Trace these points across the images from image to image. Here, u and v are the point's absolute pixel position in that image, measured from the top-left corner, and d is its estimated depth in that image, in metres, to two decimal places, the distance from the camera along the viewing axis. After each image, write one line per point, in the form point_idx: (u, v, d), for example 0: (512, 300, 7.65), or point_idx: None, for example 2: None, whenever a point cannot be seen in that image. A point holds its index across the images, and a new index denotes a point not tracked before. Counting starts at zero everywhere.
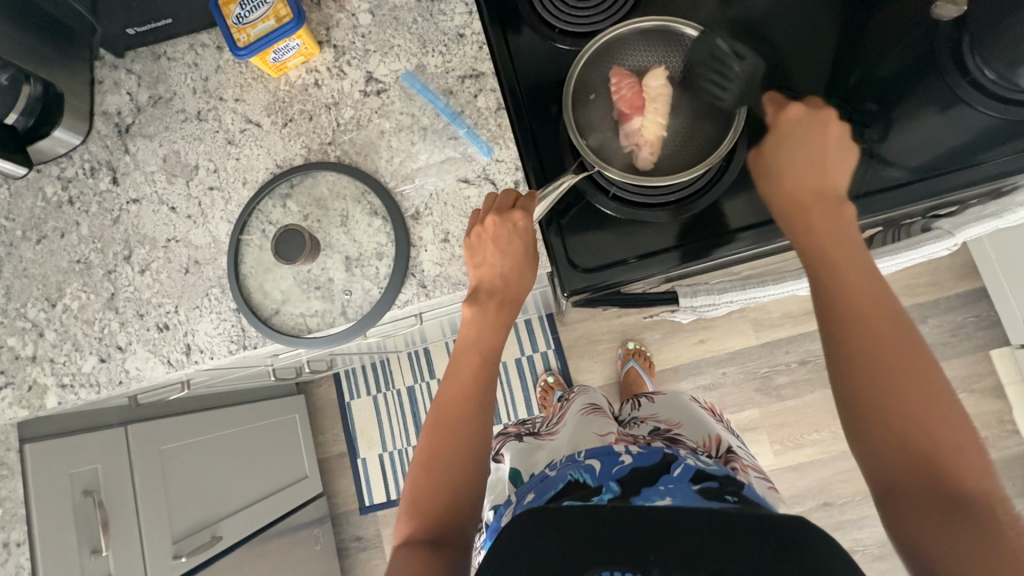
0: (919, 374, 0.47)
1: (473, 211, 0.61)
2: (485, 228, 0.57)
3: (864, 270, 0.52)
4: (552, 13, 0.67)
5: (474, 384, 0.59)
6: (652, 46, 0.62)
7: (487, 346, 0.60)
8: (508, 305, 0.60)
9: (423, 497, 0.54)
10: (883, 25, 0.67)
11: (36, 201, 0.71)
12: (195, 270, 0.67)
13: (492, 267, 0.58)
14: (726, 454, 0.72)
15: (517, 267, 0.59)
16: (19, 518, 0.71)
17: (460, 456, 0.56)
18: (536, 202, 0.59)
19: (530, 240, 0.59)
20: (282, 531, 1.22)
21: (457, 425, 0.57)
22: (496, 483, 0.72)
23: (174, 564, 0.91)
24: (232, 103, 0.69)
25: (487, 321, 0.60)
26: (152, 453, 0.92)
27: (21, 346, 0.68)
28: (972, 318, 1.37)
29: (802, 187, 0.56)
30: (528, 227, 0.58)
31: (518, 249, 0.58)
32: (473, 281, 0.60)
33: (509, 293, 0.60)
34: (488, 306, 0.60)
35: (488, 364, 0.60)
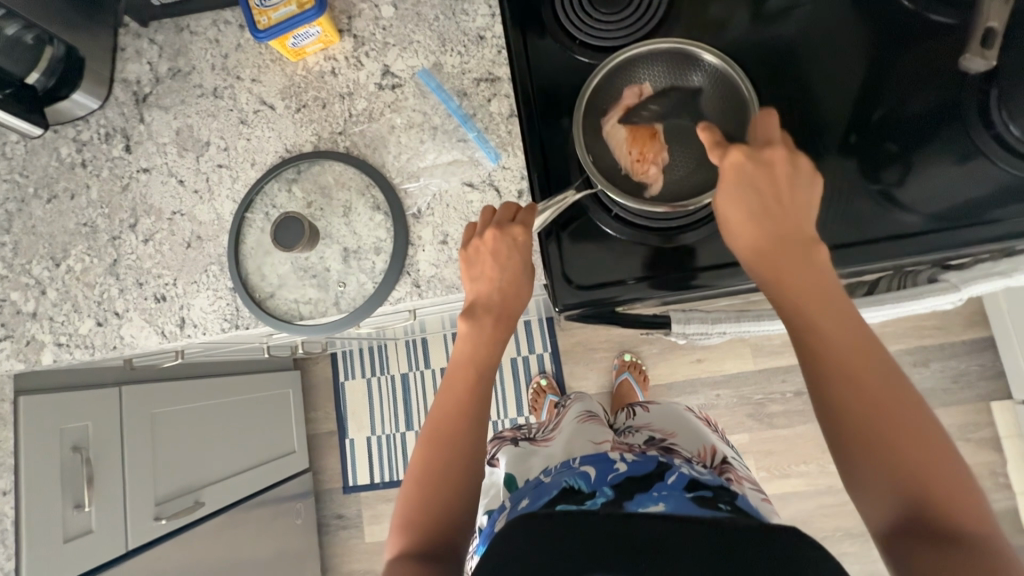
0: (896, 400, 0.45)
1: (470, 222, 0.61)
2: (484, 243, 0.57)
3: (847, 321, 0.48)
4: (575, 24, 0.65)
5: (469, 399, 0.59)
6: (670, 67, 0.60)
7: (482, 361, 0.60)
8: (504, 319, 0.60)
9: (418, 509, 0.55)
10: (914, 66, 0.65)
11: (50, 160, 0.72)
12: (197, 245, 0.67)
13: (491, 282, 0.59)
14: (721, 466, 0.74)
15: (514, 281, 0.59)
16: (6, 467, 0.72)
17: (454, 470, 0.56)
18: (535, 215, 0.59)
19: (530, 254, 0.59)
20: (264, 502, 1.24)
21: (453, 437, 0.57)
22: (491, 486, 0.76)
23: (154, 526, 0.93)
24: (249, 83, 0.70)
25: (483, 337, 0.59)
26: (144, 414, 0.94)
27: (23, 302, 0.70)
28: (976, 367, 1.35)
29: (769, 239, 0.51)
30: (527, 242, 0.58)
31: (517, 264, 0.59)
32: (471, 296, 0.60)
33: (507, 307, 0.60)
34: (485, 322, 0.59)
35: (483, 379, 0.60)
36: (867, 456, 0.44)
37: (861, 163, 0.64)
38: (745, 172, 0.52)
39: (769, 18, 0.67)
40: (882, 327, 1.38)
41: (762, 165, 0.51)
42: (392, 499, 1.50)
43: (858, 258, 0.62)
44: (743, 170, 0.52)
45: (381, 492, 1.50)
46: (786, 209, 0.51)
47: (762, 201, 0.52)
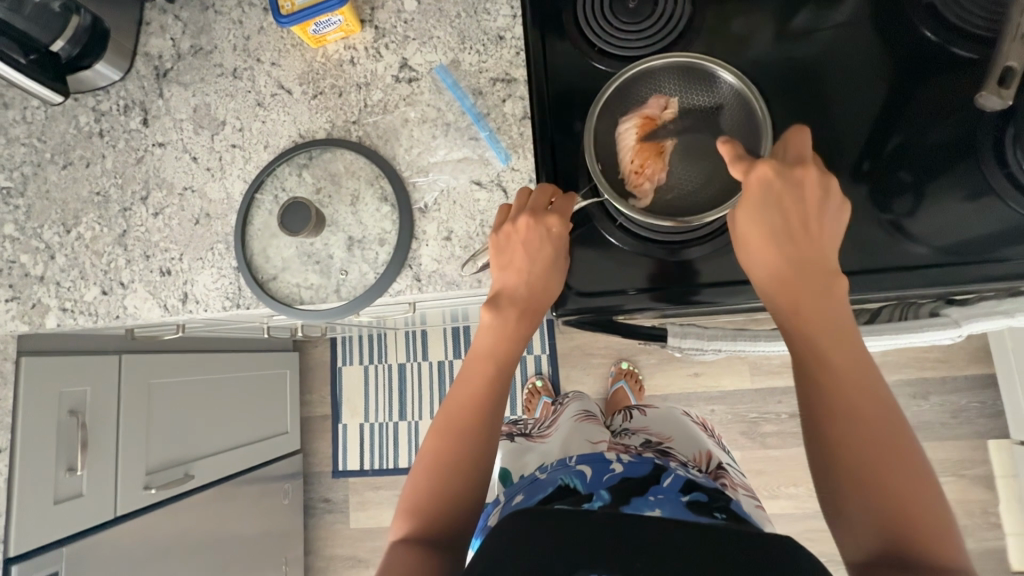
0: (884, 428, 0.45)
1: (504, 204, 0.61)
2: (517, 229, 0.57)
3: (853, 349, 0.48)
4: (595, 31, 0.65)
5: (488, 393, 0.59)
6: (688, 83, 0.60)
7: (503, 354, 0.59)
8: (529, 314, 0.59)
9: (428, 497, 0.55)
10: (931, 98, 0.64)
11: (68, 128, 0.73)
12: (205, 223, 0.68)
13: (518, 274, 0.58)
14: (715, 471, 0.76)
15: (544, 274, 0.59)
16: (5, 425, 0.73)
17: (467, 464, 0.56)
18: (570, 205, 0.59)
19: (561, 248, 0.59)
20: (253, 479, 1.26)
21: (468, 431, 0.57)
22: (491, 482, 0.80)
23: (143, 495, 0.95)
24: (268, 66, 0.70)
25: (507, 331, 0.59)
26: (142, 384, 0.95)
27: (32, 265, 0.71)
28: (976, 404, 1.34)
29: (788, 260, 0.50)
30: (559, 235, 0.58)
31: (547, 256, 0.59)
32: (497, 288, 0.59)
33: (532, 303, 0.59)
34: (509, 314, 0.59)
35: (501, 375, 0.60)
36: (847, 470, 0.45)
37: (870, 191, 0.63)
38: (770, 189, 0.50)
39: (787, 38, 0.67)
40: (884, 356, 1.38)
41: (790, 184, 0.50)
42: (380, 487, 1.51)
43: (858, 287, 0.62)
44: (769, 187, 0.50)
45: (370, 479, 1.52)
46: (808, 231, 0.50)
47: (785, 221, 0.51)
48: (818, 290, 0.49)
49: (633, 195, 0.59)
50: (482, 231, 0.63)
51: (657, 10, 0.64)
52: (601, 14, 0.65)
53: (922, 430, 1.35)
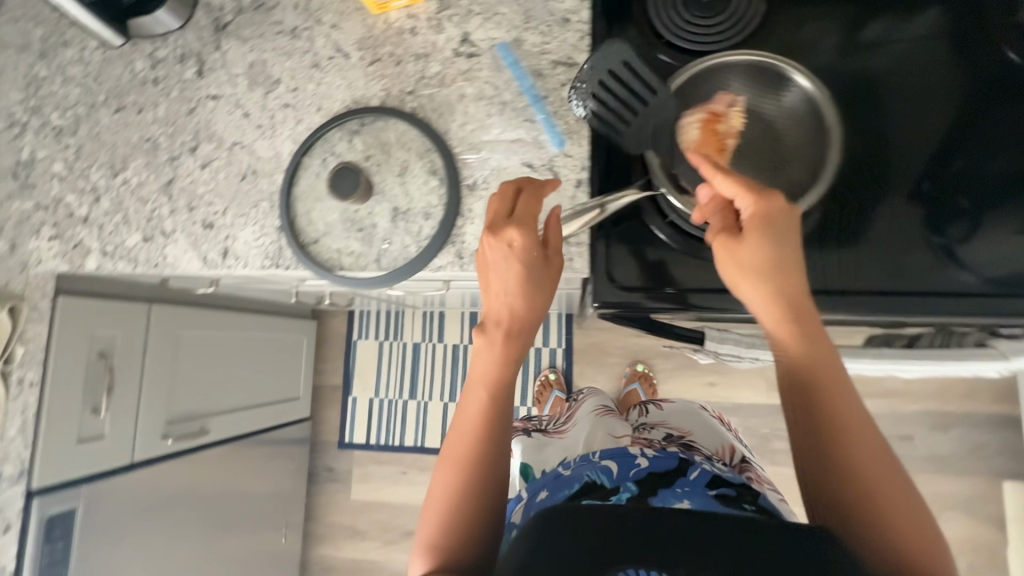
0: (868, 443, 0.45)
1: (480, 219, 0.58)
2: (482, 252, 0.54)
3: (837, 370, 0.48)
4: (664, 23, 0.64)
5: (485, 423, 0.52)
6: (759, 81, 0.58)
7: (499, 380, 0.53)
8: (516, 336, 0.54)
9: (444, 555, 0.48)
10: (1002, 125, 0.62)
11: (123, 72, 0.73)
12: (251, 180, 0.68)
13: (498, 295, 0.54)
14: (740, 465, 0.76)
15: (525, 291, 0.54)
16: (37, 361, 0.75)
17: (484, 504, 0.50)
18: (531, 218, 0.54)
19: (534, 262, 0.54)
20: (263, 441, 1.27)
21: (472, 467, 0.51)
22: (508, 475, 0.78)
23: (161, 444, 0.96)
24: (328, 28, 0.70)
25: (497, 353, 0.53)
26: (169, 334, 0.96)
27: (77, 205, 0.72)
28: (995, 442, 1.32)
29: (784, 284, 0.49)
30: (528, 247, 0.53)
31: (519, 272, 0.53)
32: (487, 311, 0.55)
33: (522, 320, 0.54)
34: (496, 337, 0.54)
35: (500, 396, 0.53)
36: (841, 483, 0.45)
37: (929, 213, 0.62)
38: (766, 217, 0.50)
39: (855, 47, 0.66)
40: (906, 385, 1.35)
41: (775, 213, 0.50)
42: (384, 462, 1.52)
43: (910, 308, 0.60)
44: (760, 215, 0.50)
45: (375, 454, 1.53)
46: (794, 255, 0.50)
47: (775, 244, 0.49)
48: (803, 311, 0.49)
49: (688, 194, 0.58)
50: None
51: (730, 8, 0.63)
52: (672, 6, 0.63)
53: (936, 462, 1.33)
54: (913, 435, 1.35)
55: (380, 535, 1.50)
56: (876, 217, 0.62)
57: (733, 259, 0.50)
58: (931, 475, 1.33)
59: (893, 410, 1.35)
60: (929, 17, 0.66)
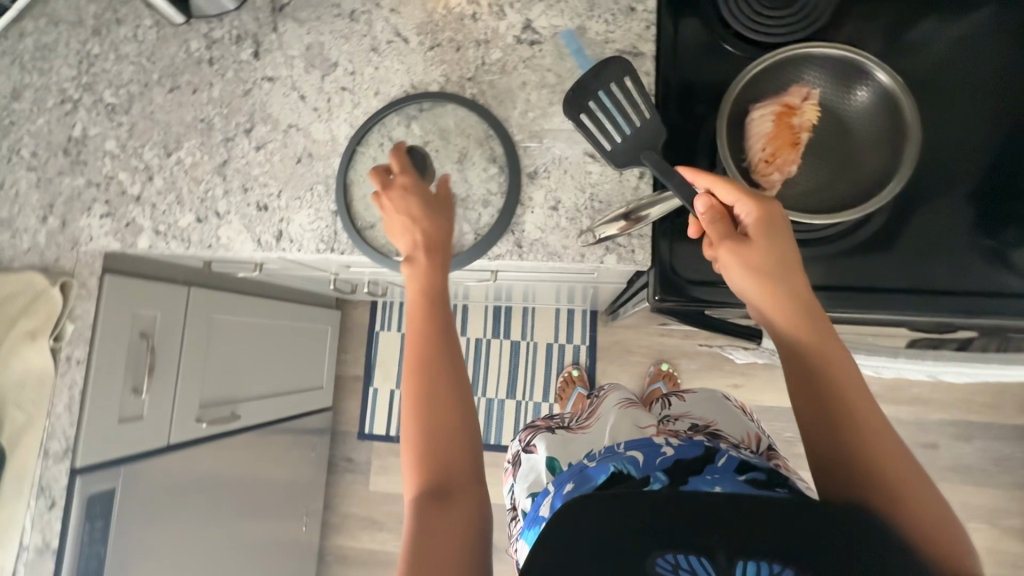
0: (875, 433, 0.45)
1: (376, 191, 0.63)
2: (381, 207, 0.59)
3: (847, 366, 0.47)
4: (732, 12, 0.62)
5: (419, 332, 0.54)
6: (836, 76, 0.57)
7: (425, 290, 0.55)
8: (434, 247, 0.57)
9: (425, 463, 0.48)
10: None
11: (178, 52, 0.73)
12: (307, 163, 0.68)
13: (406, 228, 0.57)
14: (766, 452, 0.73)
15: (426, 211, 0.58)
16: (84, 339, 0.75)
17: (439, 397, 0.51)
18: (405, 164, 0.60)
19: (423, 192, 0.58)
20: (287, 429, 1.26)
21: (420, 373, 0.51)
22: (530, 470, 0.74)
23: (195, 428, 0.95)
24: (387, 12, 0.69)
25: (417, 268, 0.56)
26: (206, 318, 0.95)
27: (130, 184, 0.71)
28: (1021, 454, 1.31)
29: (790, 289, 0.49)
30: (412, 182, 0.58)
31: (416, 202, 0.58)
32: (405, 243, 0.58)
33: (433, 234, 0.57)
34: (417, 256, 0.56)
35: (440, 304, 0.55)
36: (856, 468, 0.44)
37: (994, 213, 0.61)
38: (762, 225, 0.50)
39: (919, 45, 0.65)
40: (933, 393, 1.34)
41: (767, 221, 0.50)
42: None
43: (966, 311, 0.59)
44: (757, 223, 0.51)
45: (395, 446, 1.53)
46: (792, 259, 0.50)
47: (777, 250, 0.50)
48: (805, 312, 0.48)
49: (759, 185, 0.56)
50: (590, 204, 0.62)
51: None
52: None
53: (961, 473, 1.32)
54: (938, 444, 1.33)
55: (398, 527, 1.50)
56: (931, 217, 0.61)
57: (736, 258, 0.50)
58: (956, 484, 1.32)
59: (919, 418, 1.34)
60: (1000, 16, 0.65)
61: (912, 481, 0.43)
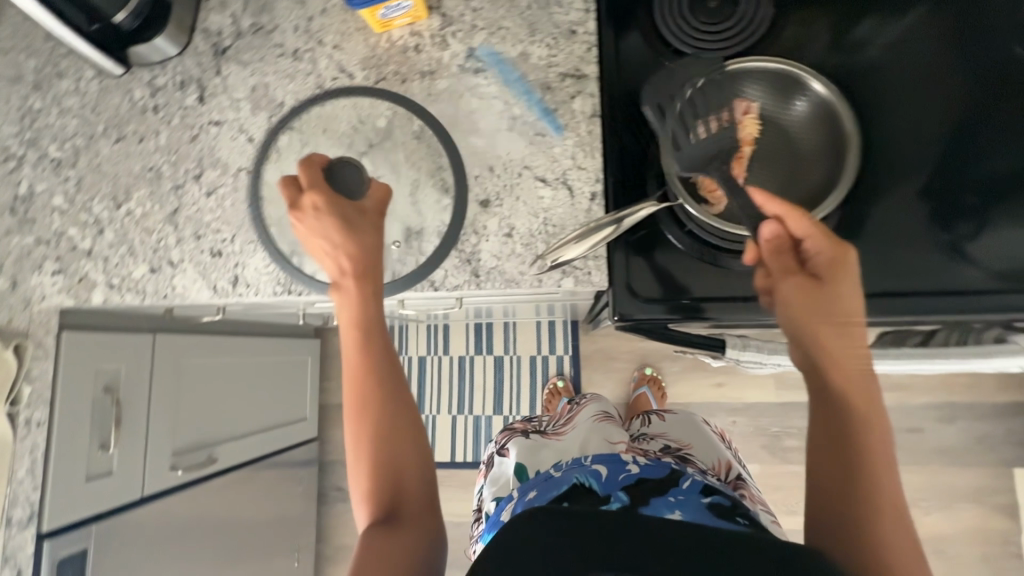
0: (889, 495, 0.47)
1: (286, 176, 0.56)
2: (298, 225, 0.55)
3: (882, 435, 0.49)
4: (671, 31, 0.63)
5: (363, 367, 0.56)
6: (772, 89, 0.58)
7: (363, 324, 0.55)
8: (366, 275, 0.56)
9: (379, 496, 0.53)
10: (1002, 121, 0.62)
11: (122, 101, 0.72)
12: (259, 205, 0.67)
13: (329, 252, 0.55)
14: (735, 481, 0.74)
15: (347, 233, 0.54)
16: (43, 400, 0.74)
17: (388, 430, 0.55)
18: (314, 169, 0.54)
19: (340, 204, 0.54)
20: (271, 465, 1.25)
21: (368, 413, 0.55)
22: (500, 475, 0.75)
23: (170, 476, 0.94)
24: (330, 49, 0.69)
25: (350, 301, 0.55)
26: (173, 363, 0.94)
27: (80, 239, 0.70)
28: (1003, 431, 1.33)
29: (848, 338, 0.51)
30: (328, 196, 0.53)
31: (334, 219, 0.54)
32: (331, 267, 0.56)
33: (364, 262, 0.55)
34: (348, 287, 0.55)
35: (378, 333, 0.56)
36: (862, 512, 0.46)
37: (942, 208, 0.61)
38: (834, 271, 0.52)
39: (859, 48, 0.66)
40: (913, 378, 1.36)
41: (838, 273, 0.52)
42: None
43: (922, 310, 0.59)
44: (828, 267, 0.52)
45: None
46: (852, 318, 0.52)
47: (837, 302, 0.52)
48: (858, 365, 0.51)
49: (706, 201, 0.58)
50: (544, 229, 0.62)
51: (737, 12, 0.62)
52: (677, 15, 0.63)
53: (946, 454, 1.34)
54: (922, 428, 1.35)
55: None
56: (882, 217, 0.62)
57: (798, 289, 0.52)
58: (942, 466, 1.33)
59: (901, 403, 1.35)
60: (933, 15, 0.66)
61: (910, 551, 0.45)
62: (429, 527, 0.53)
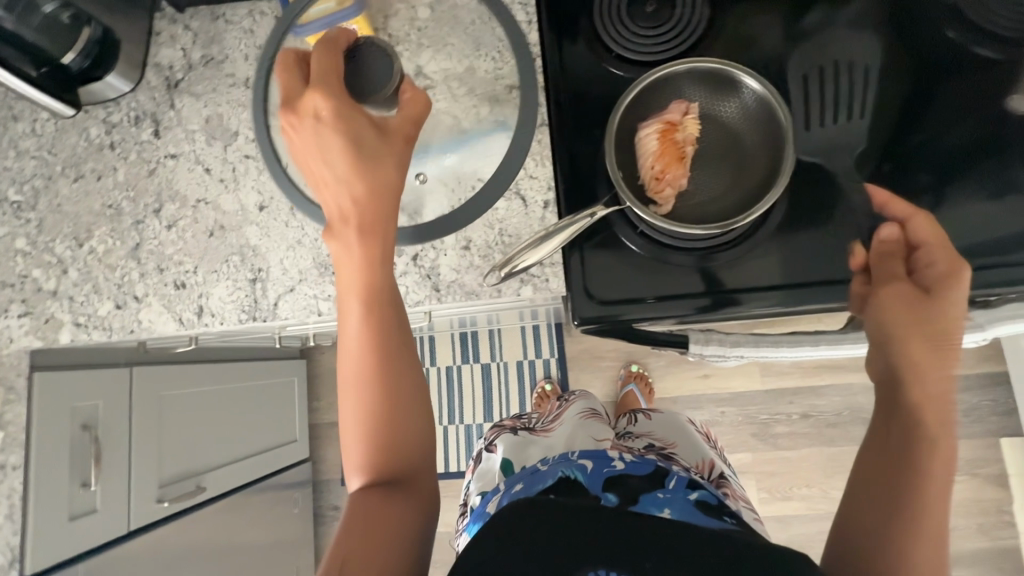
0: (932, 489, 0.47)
1: (291, 79, 0.50)
2: (299, 143, 0.50)
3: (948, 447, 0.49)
4: (613, 37, 0.64)
5: (371, 330, 0.52)
6: (710, 89, 0.59)
7: (372, 285, 0.52)
8: (370, 230, 0.51)
9: (380, 462, 0.52)
10: (947, 99, 0.63)
11: (79, 140, 0.73)
12: (219, 235, 0.68)
13: (331, 185, 0.50)
14: (718, 480, 0.74)
15: (354, 169, 0.49)
16: (18, 443, 0.73)
17: (391, 401, 0.52)
18: (331, 65, 0.50)
19: (351, 125, 0.49)
20: (263, 488, 1.25)
21: (375, 381, 0.52)
22: (485, 471, 0.73)
23: (156, 508, 0.95)
24: None
25: (358, 258, 0.51)
26: (154, 394, 0.95)
27: (45, 280, 0.70)
28: (988, 402, 1.34)
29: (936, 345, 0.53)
30: (339, 115, 0.48)
31: (342, 145, 0.49)
32: (331, 208, 0.51)
33: (369, 215, 0.50)
34: (350, 238, 0.51)
35: (388, 296, 0.53)
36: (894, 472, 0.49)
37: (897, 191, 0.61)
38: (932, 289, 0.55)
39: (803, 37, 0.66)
40: None
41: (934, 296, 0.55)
42: None
43: None
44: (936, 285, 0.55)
45: None
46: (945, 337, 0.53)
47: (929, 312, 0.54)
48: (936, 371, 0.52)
49: (654, 202, 0.58)
50: (500, 240, 0.62)
51: (675, 14, 0.64)
52: (617, 20, 0.64)
53: None
54: None
55: None
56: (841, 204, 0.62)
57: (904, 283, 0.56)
58: None
59: None
60: None
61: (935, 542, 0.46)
62: (426, 496, 0.52)
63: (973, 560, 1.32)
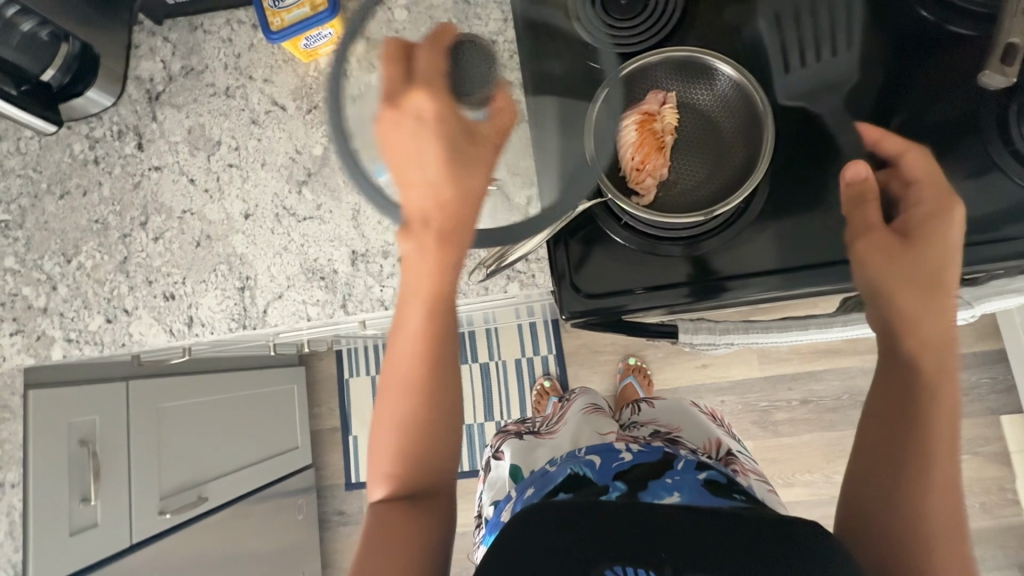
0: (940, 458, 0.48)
1: (384, 59, 0.44)
2: (389, 134, 0.43)
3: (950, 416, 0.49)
4: (588, 30, 0.64)
5: (428, 335, 0.49)
6: (686, 80, 0.60)
7: (438, 291, 0.48)
8: (451, 240, 0.45)
9: (410, 465, 0.51)
10: (926, 77, 0.63)
11: (63, 156, 0.73)
12: (206, 245, 0.68)
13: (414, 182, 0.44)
14: (727, 457, 0.73)
15: (449, 175, 0.43)
16: (15, 460, 0.74)
17: (431, 412, 0.51)
18: (437, 60, 0.44)
19: (451, 130, 0.43)
20: (267, 496, 1.25)
21: (416, 391, 0.50)
22: (495, 480, 0.73)
23: (158, 520, 0.95)
24: (261, 83, 0.70)
25: (426, 267, 0.46)
26: (151, 407, 0.95)
27: (35, 297, 0.71)
28: (986, 379, 1.34)
29: (931, 290, 0.51)
30: (442, 116, 0.43)
31: (439, 151, 0.43)
32: (415, 203, 0.44)
33: (454, 220, 0.44)
34: (426, 241, 0.45)
35: (448, 301, 0.49)
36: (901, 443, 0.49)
37: None
38: (925, 229, 0.53)
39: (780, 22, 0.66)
40: None
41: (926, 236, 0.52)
42: None
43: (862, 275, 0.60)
44: (925, 225, 0.53)
45: None
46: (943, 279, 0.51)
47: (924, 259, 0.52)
48: (936, 319, 0.51)
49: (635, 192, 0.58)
50: None
51: (649, 5, 0.64)
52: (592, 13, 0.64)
53: None
54: None
55: None
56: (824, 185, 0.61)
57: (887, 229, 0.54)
58: None
59: None
60: None
61: (939, 510, 0.46)
62: (447, 507, 0.52)
63: (980, 538, 1.32)
